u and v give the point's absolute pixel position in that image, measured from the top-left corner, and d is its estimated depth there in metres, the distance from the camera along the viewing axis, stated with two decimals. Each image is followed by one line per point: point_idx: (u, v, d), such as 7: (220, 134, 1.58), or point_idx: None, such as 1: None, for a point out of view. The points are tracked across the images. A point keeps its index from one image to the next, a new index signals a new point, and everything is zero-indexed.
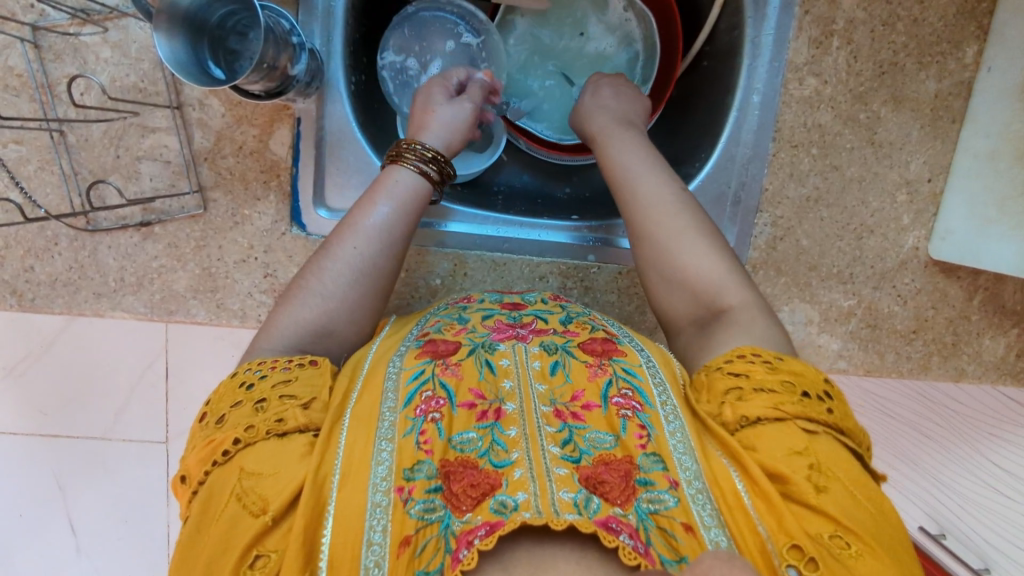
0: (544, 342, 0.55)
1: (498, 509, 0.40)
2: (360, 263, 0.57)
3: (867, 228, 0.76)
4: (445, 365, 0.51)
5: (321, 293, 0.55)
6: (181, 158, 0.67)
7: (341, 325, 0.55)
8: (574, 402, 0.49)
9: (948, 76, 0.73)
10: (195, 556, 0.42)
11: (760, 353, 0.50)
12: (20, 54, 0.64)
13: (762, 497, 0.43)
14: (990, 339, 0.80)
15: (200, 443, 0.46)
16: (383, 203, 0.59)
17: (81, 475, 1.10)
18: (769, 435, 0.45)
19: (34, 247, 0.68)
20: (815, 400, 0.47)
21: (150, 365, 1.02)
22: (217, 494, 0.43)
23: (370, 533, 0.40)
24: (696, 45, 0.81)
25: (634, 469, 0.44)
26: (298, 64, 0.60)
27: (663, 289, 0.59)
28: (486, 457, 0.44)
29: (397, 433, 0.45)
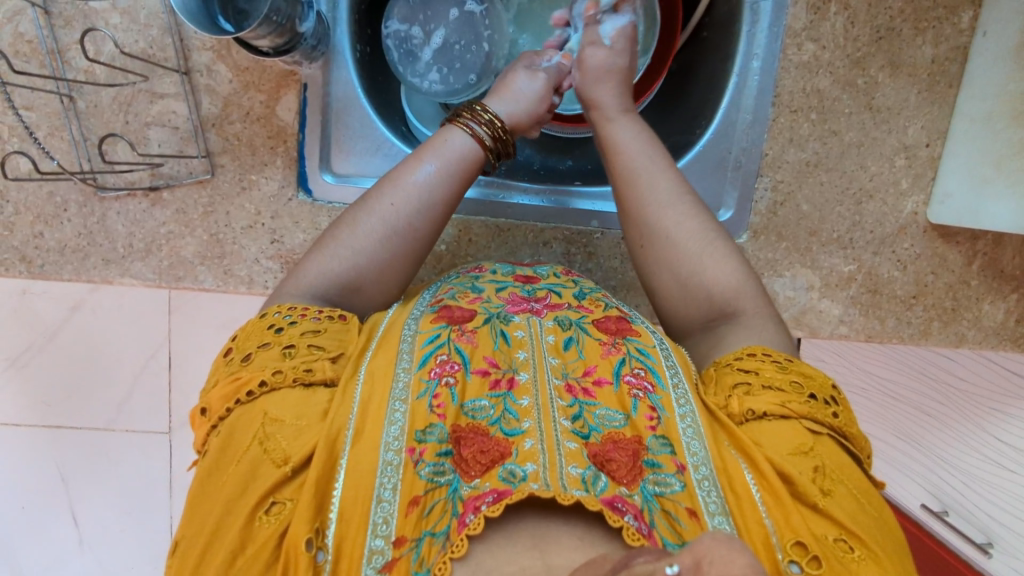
0: (558, 317, 0.55)
1: (507, 477, 0.40)
2: (397, 221, 0.59)
3: (866, 193, 0.77)
4: (461, 332, 0.51)
5: (351, 246, 0.57)
6: (189, 123, 0.68)
7: (368, 284, 0.58)
8: (586, 377, 0.49)
9: (944, 41, 0.74)
10: (210, 494, 0.43)
11: (769, 353, 0.52)
12: (32, 20, 0.65)
13: (772, 490, 0.44)
14: (990, 304, 0.80)
15: (225, 380, 0.48)
16: (430, 162, 0.61)
17: (87, 465, 1.16)
18: (775, 433, 0.47)
19: (43, 213, 0.69)
20: (821, 403, 0.49)
21: (155, 355, 1.08)
22: (239, 431, 0.45)
23: (381, 490, 0.41)
24: (695, 16, 0.82)
25: (643, 450, 0.45)
26: (306, 22, 0.61)
27: (678, 291, 0.59)
28: (498, 424, 0.45)
29: (412, 395, 0.46)
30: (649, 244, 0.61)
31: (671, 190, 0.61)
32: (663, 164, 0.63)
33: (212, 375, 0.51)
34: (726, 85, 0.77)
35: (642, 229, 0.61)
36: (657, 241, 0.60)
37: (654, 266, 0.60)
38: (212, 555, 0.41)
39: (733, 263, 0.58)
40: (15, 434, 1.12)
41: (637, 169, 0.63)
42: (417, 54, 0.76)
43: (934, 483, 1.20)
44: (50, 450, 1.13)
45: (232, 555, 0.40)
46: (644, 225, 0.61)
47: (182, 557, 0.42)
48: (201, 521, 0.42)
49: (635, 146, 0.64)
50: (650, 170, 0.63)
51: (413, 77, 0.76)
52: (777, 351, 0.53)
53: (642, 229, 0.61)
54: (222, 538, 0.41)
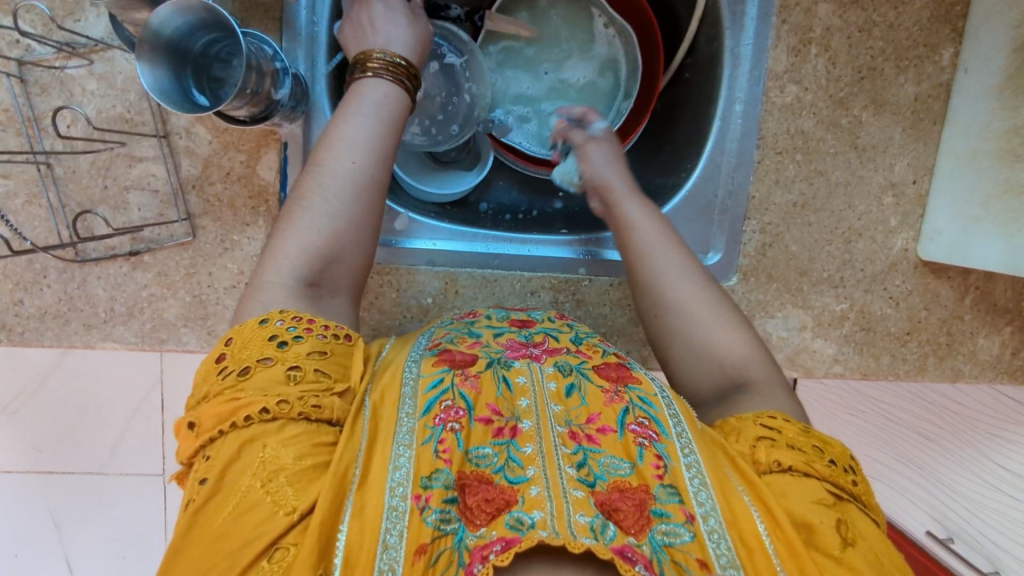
0: (558, 362, 0.54)
1: (515, 525, 0.39)
2: (358, 178, 0.54)
3: (855, 232, 0.76)
4: (465, 376, 0.50)
5: (324, 211, 0.52)
6: (169, 186, 0.68)
7: (347, 250, 0.53)
8: (589, 425, 0.48)
9: (927, 79, 0.74)
10: (203, 536, 0.40)
11: (791, 420, 0.51)
12: (6, 88, 0.64)
13: (786, 542, 0.43)
14: (985, 338, 0.79)
15: (218, 397, 0.43)
16: (366, 113, 0.56)
17: (79, 511, 1.17)
18: (798, 487, 0.46)
19: (22, 280, 0.68)
20: (841, 469, 0.48)
21: (146, 398, 1.10)
22: (237, 464, 0.41)
23: (386, 536, 0.40)
24: (677, 58, 0.82)
25: (650, 499, 0.43)
26: (282, 88, 0.61)
27: (690, 360, 0.57)
28: (502, 473, 0.43)
29: (416, 440, 0.45)
30: (663, 314, 0.59)
31: (683, 264, 0.60)
32: (673, 240, 0.62)
33: (198, 380, 0.46)
34: (709, 130, 0.77)
35: (657, 298, 0.59)
36: (672, 314, 0.58)
37: (668, 335, 0.59)
38: None
39: (744, 335, 0.57)
40: (9, 481, 1.13)
41: (655, 243, 0.61)
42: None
43: (935, 508, 1.18)
44: (43, 495, 1.15)
45: None
46: (657, 296, 0.59)
47: None
48: (197, 568, 0.39)
49: (649, 224, 0.63)
50: (663, 245, 0.61)
51: None
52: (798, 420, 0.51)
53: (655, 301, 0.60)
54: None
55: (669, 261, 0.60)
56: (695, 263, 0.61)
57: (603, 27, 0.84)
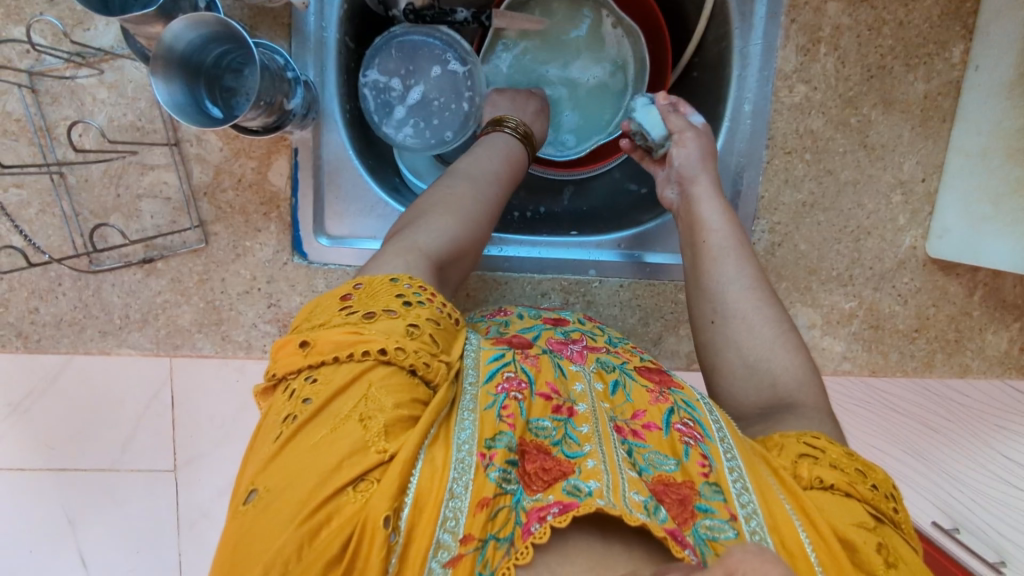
0: (600, 360, 0.55)
1: (572, 490, 0.40)
2: (478, 203, 0.61)
3: (864, 230, 0.77)
4: (524, 355, 0.51)
5: (437, 226, 0.56)
6: (181, 194, 0.68)
7: (466, 258, 0.59)
8: (635, 420, 0.49)
9: (936, 76, 0.73)
10: (289, 448, 0.40)
11: (830, 440, 0.51)
12: (19, 99, 0.65)
13: (829, 552, 0.43)
14: (993, 334, 0.79)
15: (341, 326, 0.44)
16: (496, 159, 0.66)
17: (93, 508, 1.19)
18: (839, 505, 0.46)
19: (37, 288, 0.69)
20: (884, 495, 0.48)
21: (154, 395, 1.07)
22: (342, 398, 0.41)
23: (453, 485, 0.40)
24: (685, 57, 0.82)
25: (694, 494, 0.44)
26: (295, 98, 0.61)
27: (740, 373, 0.57)
28: (559, 446, 0.44)
29: (480, 405, 0.45)
30: (721, 321, 0.60)
31: (752, 275, 0.61)
32: (745, 246, 0.63)
33: (311, 310, 0.48)
34: (719, 127, 0.78)
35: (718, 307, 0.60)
36: (732, 323, 0.59)
37: (721, 345, 0.59)
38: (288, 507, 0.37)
39: (795, 356, 0.57)
40: (24, 479, 1.15)
41: (727, 248, 0.62)
42: (393, 105, 0.75)
43: (943, 498, 1.21)
44: (58, 493, 1.16)
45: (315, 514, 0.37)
46: (719, 303, 0.60)
47: (261, 501, 0.38)
48: (283, 475, 0.39)
49: (721, 227, 0.63)
50: (729, 254, 0.62)
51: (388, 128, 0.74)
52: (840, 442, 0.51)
53: (716, 307, 0.61)
54: (298, 493, 0.38)
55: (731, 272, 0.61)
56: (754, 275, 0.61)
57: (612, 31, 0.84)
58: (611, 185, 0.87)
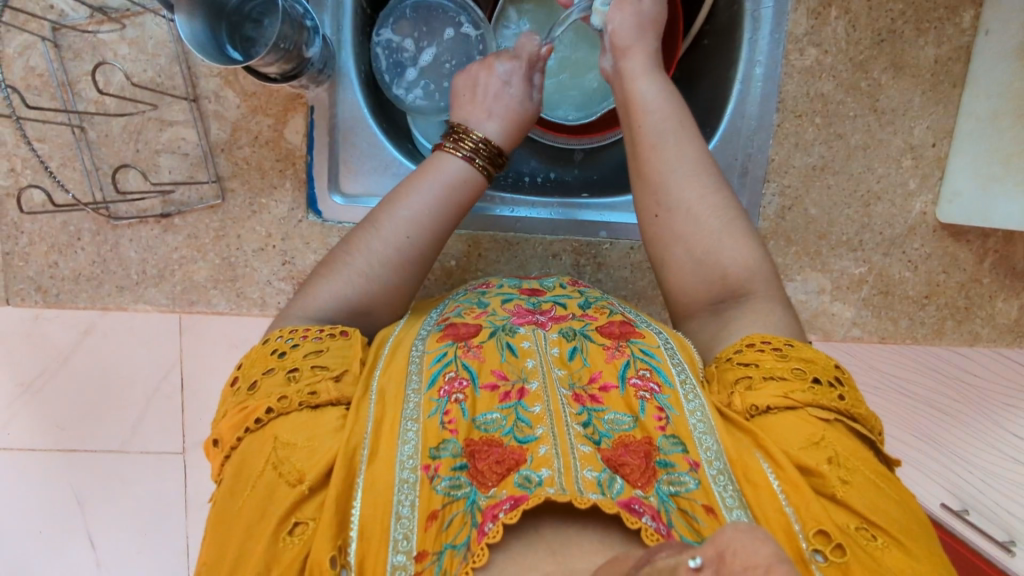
0: (563, 328, 0.54)
1: (523, 483, 0.40)
2: (404, 245, 0.59)
3: (874, 195, 0.77)
4: (467, 348, 0.51)
5: (362, 273, 0.57)
6: (199, 149, 0.69)
7: (377, 306, 0.58)
8: (592, 385, 0.49)
9: (947, 41, 0.74)
10: (229, 519, 0.44)
11: (769, 341, 0.52)
12: (42, 54, 0.66)
13: (790, 481, 0.43)
14: (1003, 301, 0.79)
15: (232, 410, 0.48)
16: (430, 186, 0.61)
17: (102, 487, 1.19)
18: (784, 425, 0.46)
19: (57, 243, 0.69)
20: (826, 387, 0.48)
21: (166, 375, 1.10)
22: (254, 459, 0.45)
23: (399, 507, 0.41)
24: (695, 24, 0.83)
25: (654, 451, 0.44)
26: (313, 47, 0.62)
27: (688, 270, 0.58)
28: (511, 435, 0.44)
29: (423, 413, 0.46)
30: (665, 215, 0.59)
31: (688, 161, 0.60)
32: (688, 134, 0.61)
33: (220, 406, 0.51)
34: (730, 92, 0.78)
35: (661, 200, 0.59)
36: (676, 216, 0.58)
37: (669, 241, 0.59)
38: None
39: (749, 247, 0.57)
40: (33, 457, 1.15)
41: (666, 134, 0.60)
42: (406, 66, 0.76)
43: (953, 482, 1.21)
44: (68, 470, 1.17)
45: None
46: (663, 196, 0.59)
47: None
48: (228, 551, 0.42)
49: (658, 113, 0.61)
50: (670, 140, 0.60)
51: (399, 88, 0.76)
52: (791, 340, 0.52)
53: (660, 200, 0.59)
54: (249, 557, 0.41)
55: (675, 160, 0.59)
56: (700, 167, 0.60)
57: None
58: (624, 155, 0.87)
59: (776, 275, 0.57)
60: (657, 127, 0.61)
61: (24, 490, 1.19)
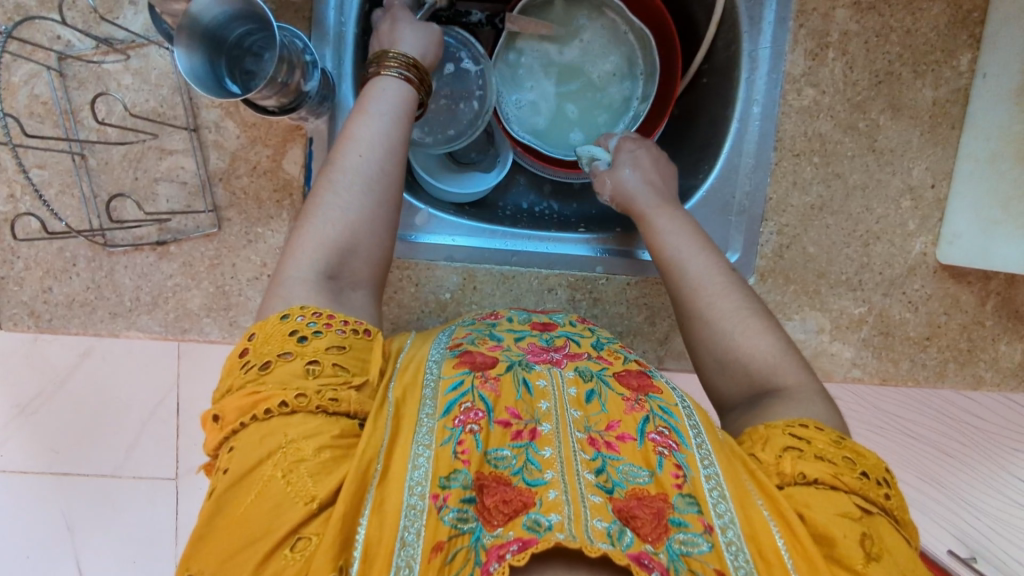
0: (579, 367, 0.53)
1: (532, 526, 0.39)
2: (368, 173, 0.56)
3: (873, 235, 0.76)
4: (484, 378, 0.49)
5: (336, 207, 0.54)
6: (197, 178, 0.69)
7: (363, 244, 0.54)
8: (609, 431, 0.47)
9: (944, 83, 0.74)
10: (228, 518, 0.40)
11: (823, 428, 0.49)
12: (47, 83, 0.67)
13: (805, 555, 0.42)
14: (1006, 344, 0.78)
15: (241, 390, 0.44)
16: (379, 110, 0.58)
17: (91, 514, 1.18)
18: (823, 499, 0.45)
19: (52, 268, 0.69)
20: (874, 482, 0.47)
21: (163, 400, 1.12)
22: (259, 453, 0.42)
23: (403, 534, 0.39)
24: (695, 63, 0.83)
25: (668, 508, 0.42)
26: (310, 81, 0.63)
27: (715, 368, 0.58)
28: (520, 475, 0.43)
29: (436, 441, 0.44)
30: (685, 327, 0.60)
31: (706, 269, 0.61)
32: (701, 244, 0.63)
33: (225, 376, 0.47)
34: (727, 131, 0.78)
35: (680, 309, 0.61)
36: (693, 322, 0.60)
37: (693, 346, 0.60)
38: None
39: (774, 340, 0.56)
40: (26, 480, 1.15)
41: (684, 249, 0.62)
42: None
43: (959, 527, 1.21)
44: (59, 496, 1.16)
45: None
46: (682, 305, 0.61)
47: None
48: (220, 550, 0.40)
49: (676, 236, 0.64)
50: (691, 250, 0.62)
51: None
52: (831, 427, 0.50)
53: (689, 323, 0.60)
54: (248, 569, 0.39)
55: (692, 269, 0.61)
56: (719, 269, 0.61)
57: (597, 29, 0.86)
58: None
59: (806, 370, 0.55)
60: (669, 246, 0.63)
61: (11, 514, 1.18)
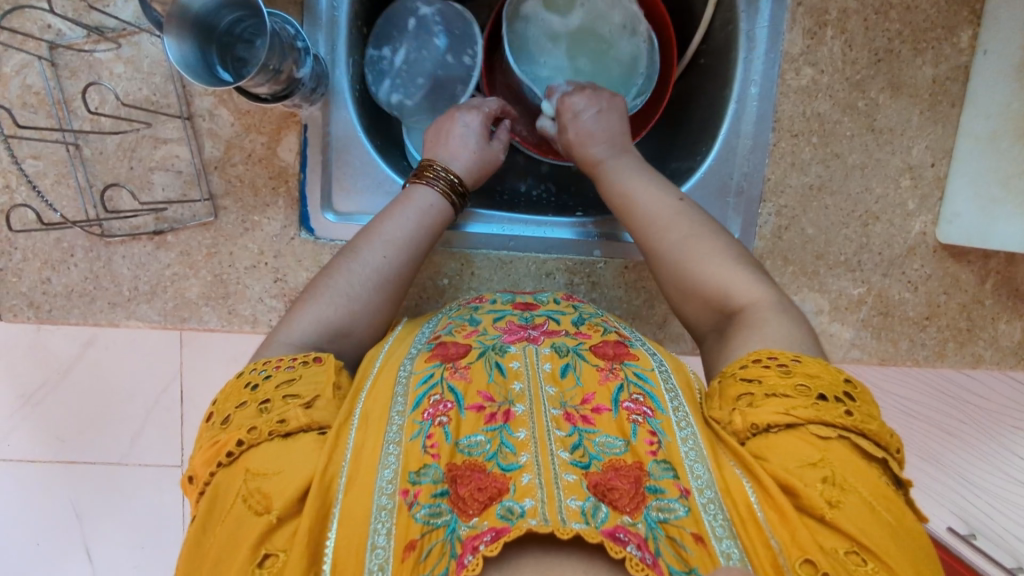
0: (555, 344, 0.53)
1: (505, 514, 0.38)
2: (383, 264, 0.60)
3: (873, 215, 0.76)
4: (454, 368, 0.49)
5: (344, 291, 0.57)
6: (192, 167, 0.69)
7: (358, 325, 0.57)
8: (584, 405, 0.47)
9: (944, 61, 0.73)
10: (203, 557, 0.42)
11: (775, 357, 0.49)
12: (38, 73, 0.66)
13: (776, 510, 0.42)
14: (1006, 323, 0.78)
15: (206, 445, 0.47)
16: (405, 215, 0.63)
17: (99, 502, 1.19)
18: (783, 446, 0.45)
19: (50, 259, 0.69)
20: (832, 404, 0.46)
21: (167, 389, 1.12)
22: (223, 493, 0.44)
23: (375, 536, 0.40)
24: (692, 45, 0.82)
25: (645, 476, 0.42)
26: (303, 67, 0.63)
27: (679, 296, 0.61)
28: (494, 460, 0.43)
29: (405, 437, 0.44)
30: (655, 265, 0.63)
31: (669, 213, 0.63)
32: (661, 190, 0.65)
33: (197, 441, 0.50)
34: (725, 112, 0.78)
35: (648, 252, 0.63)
36: (661, 263, 0.62)
37: (661, 280, 0.63)
38: None
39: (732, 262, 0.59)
40: (32, 470, 1.16)
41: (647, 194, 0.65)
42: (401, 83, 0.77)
43: (962, 508, 1.25)
44: (66, 485, 1.17)
45: None
46: (651, 248, 0.63)
47: None
48: None
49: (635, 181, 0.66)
50: (651, 197, 0.64)
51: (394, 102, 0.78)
52: (780, 349, 0.51)
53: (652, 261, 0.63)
54: None
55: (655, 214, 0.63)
56: (682, 213, 0.63)
57: None
58: None
59: (765, 284, 0.57)
60: (635, 193, 0.66)
61: (20, 504, 1.19)
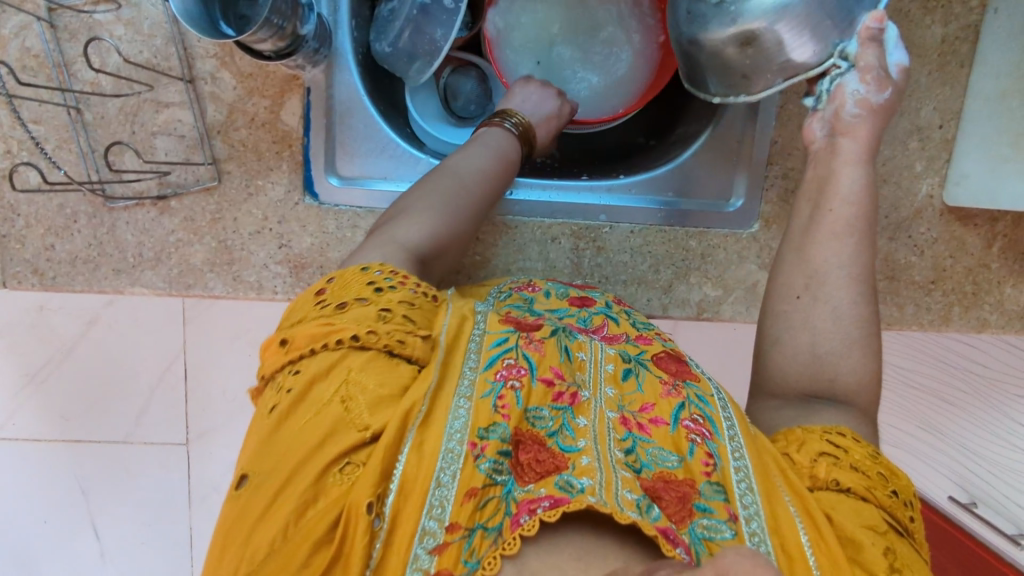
0: (620, 348, 0.52)
1: (564, 486, 0.37)
2: (462, 200, 0.61)
3: (880, 177, 0.76)
4: (529, 339, 0.47)
5: (428, 218, 0.59)
6: (195, 131, 0.69)
7: (437, 255, 0.59)
8: (642, 413, 0.45)
9: (954, 20, 0.72)
10: (280, 437, 0.41)
11: (861, 441, 0.49)
12: (37, 35, 0.65)
13: (830, 557, 0.40)
14: (1012, 287, 0.78)
15: (316, 320, 0.46)
16: (487, 158, 0.65)
17: (104, 480, 1.19)
18: (850, 506, 0.43)
19: (54, 225, 0.69)
20: (901, 503, 0.45)
21: (169, 368, 1.10)
22: (324, 381, 0.42)
23: (440, 474, 0.39)
24: None
25: (694, 493, 0.41)
26: (308, 24, 0.63)
27: (803, 357, 0.56)
28: (555, 437, 0.41)
29: (477, 393, 0.43)
30: (803, 302, 0.58)
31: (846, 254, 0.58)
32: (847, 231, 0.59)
33: (298, 308, 0.49)
34: None
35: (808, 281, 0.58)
36: (821, 306, 0.57)
37: (796, 325, 0.57)
38: (277, 506, 0.38)
39: (867, 367, 0.55)
40: (37, 448, 1.15)
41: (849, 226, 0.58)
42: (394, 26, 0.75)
43: (960, 475, 1.28)
44: (72, 463, 1.17)
45: (302, 507, 0.37)
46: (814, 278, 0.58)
47: (245, 501, 0.39)
48: (270, 461, 0.39)
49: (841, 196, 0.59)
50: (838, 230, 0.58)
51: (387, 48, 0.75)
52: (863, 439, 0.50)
53: (808, 283, 0.58)
54: (291, 483, 0.38)
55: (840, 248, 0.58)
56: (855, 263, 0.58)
57: None
58: (619, 138, 0.89)
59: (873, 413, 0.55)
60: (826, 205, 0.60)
61: (25, 483, 1.19)
